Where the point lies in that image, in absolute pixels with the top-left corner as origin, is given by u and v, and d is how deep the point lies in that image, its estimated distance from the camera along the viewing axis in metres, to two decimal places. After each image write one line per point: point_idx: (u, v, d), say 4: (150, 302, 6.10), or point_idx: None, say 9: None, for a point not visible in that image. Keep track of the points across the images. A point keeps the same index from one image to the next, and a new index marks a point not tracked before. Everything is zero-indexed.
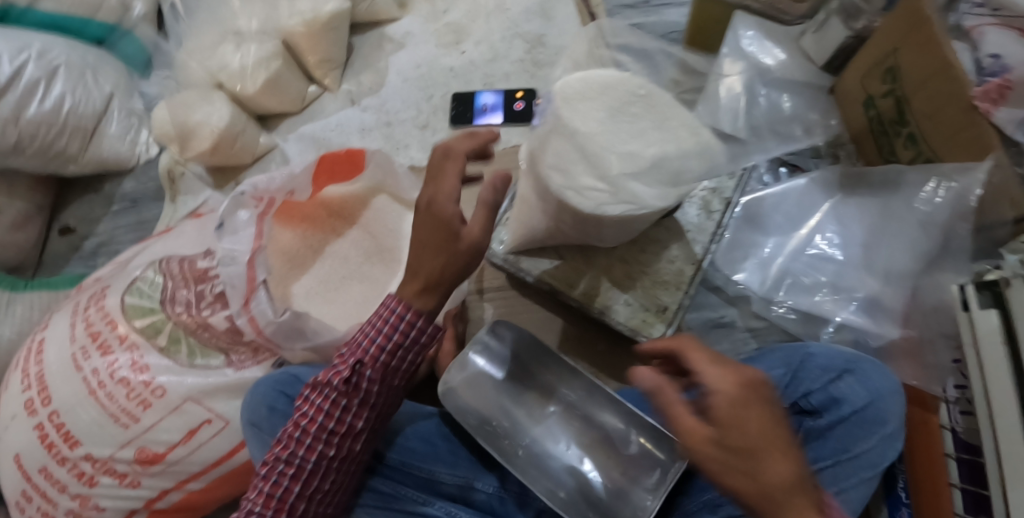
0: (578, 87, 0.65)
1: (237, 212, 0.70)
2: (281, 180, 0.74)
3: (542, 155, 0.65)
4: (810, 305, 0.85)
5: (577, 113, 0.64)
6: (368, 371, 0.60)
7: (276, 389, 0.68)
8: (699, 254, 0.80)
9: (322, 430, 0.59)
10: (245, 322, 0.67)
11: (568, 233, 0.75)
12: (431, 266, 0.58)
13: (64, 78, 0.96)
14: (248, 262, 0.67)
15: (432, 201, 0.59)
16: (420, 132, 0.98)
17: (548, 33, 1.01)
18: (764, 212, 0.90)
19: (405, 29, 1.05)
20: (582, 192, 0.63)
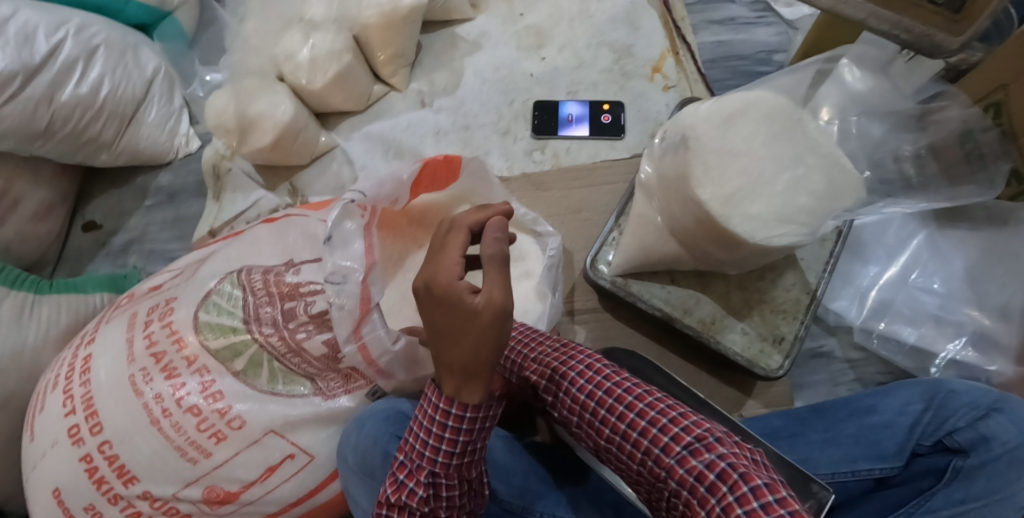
0: (726, 111, 0.60)
1: (345, 222, 0.62)
2: (389, 188, 0.67)
3: (692, 180, 0.59)
4: (914, 339, 0.81)
5: (724, 144, 0.59)
6: (455, 430, 0.53)
7: (390, 430, 0.60)
8: (815, 283, 0.74)
9: (433, 494, 0.55)
10: (355, 350, 0.59)
11: (695, 258, 0.70)
12: (461, 363, 0.51)
13: (103, 59, 0.85)
14: (362, 282, 0.59)
15: (433, 285, 0.51)
16: (501, 139, 0.92)
17: (635, 43, 0.96)
18: (865, 241, 0.86)
19: (480, 29, 0.99)
20: (747, 219, 0.57)
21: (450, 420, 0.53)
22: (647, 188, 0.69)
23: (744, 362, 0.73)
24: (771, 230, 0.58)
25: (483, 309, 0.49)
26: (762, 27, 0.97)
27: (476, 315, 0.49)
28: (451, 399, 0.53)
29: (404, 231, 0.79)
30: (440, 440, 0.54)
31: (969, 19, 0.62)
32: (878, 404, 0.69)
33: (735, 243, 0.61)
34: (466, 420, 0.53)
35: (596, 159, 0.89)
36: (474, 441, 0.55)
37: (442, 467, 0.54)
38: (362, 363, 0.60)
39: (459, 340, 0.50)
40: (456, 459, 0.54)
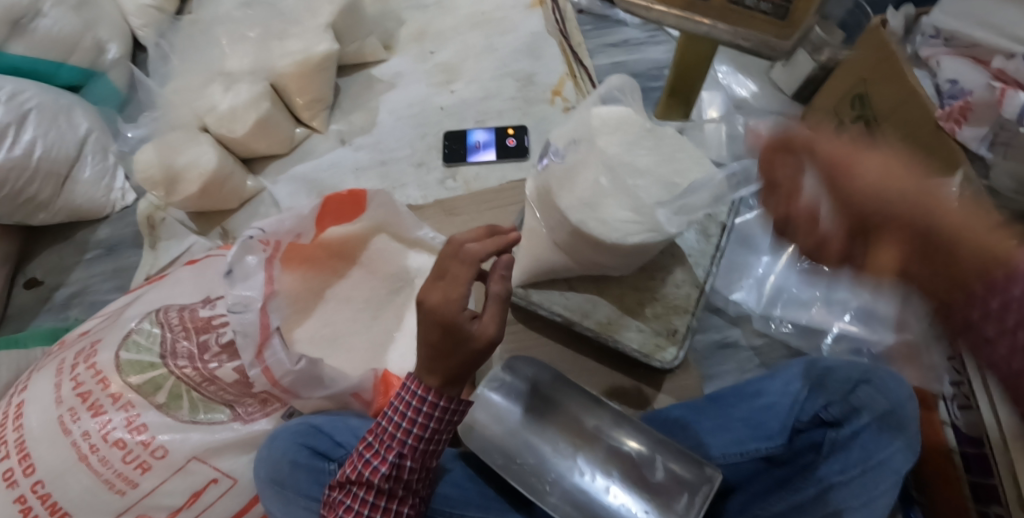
0: (582, 130, 0.66)
1: (246, 257, 0.68)
2: (290, 223, 0.74)
3: (560, 191, 0.64)
4: (807, 320, 0.86)
5: (592, 156, 0.65)
6: (430, 416, 0.59)
7: (298, 442, 0.66)
8: (702, 277, 0.80)
9: (394, 474, 0.59)
10: (258, 373, 0.64)
11: (584, 266, 0.75)
12: (442, 372, 0.57)
13: (35, 123, 0.91)
14: (261, 309, 0.65)
15: (436, 309, 0.54)
16: (416, 170, 0.98)
17: (537, 72, 1.04)
18: (756, 233, 0.91)
19: (393, 70, 1.06)
20: (607, 223, 0.63)
21: (425, 407, 0.58)
22: (531, 202, 0.75)
23: (641, 357, 0.78)
24: (631, 230, 0.64)
25: (478, 337, 0.55)
26: (653, 46, 1.05)
27: (477, 338, 0.55)
28: (432, 390, 0.58)
29: (323, 263, 0.84)
30: (416, 423, 0.59)
31: (793, 25, 0.70)
32: (764, 387, 0.74)
33: (604, 246, 0.67)
34: (439, 409, 0.58)
35: (504, 182, 0.95)
36: (441, 430, 0.60)
37: (408, 449, 0.59)
38: (267, 384, 0.65)
39: (450, 354, 0.56)
40: (421, 444, 0.59)
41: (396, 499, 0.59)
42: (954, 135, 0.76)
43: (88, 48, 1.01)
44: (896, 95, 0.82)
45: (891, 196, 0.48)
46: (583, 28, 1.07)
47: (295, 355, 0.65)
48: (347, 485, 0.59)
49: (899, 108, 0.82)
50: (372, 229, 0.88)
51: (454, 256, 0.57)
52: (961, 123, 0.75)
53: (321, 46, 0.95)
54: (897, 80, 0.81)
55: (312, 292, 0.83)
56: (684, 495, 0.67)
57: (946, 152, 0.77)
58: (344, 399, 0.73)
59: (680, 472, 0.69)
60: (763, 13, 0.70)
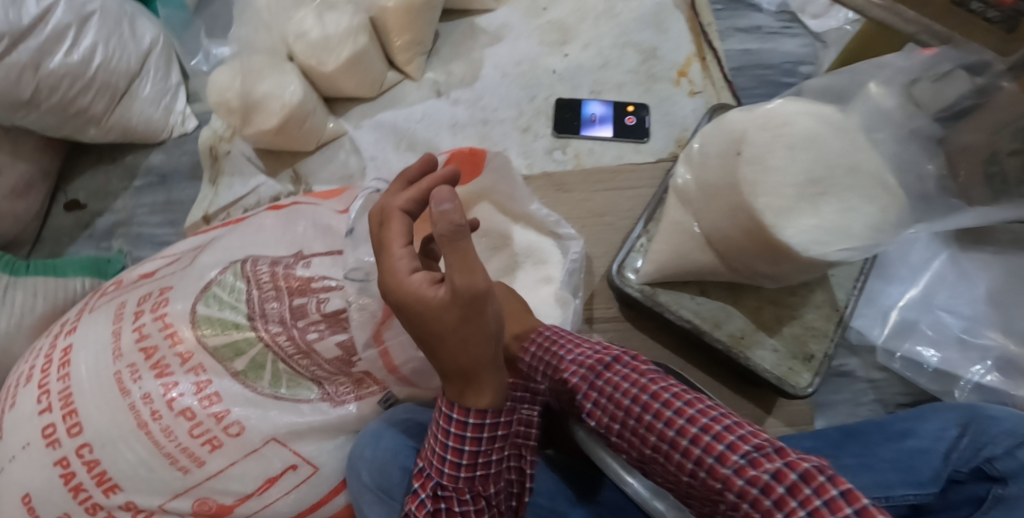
0: (768, 137, 0.56)
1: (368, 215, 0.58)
2: None
3: (751, 193, 0.55)
4: (936, 362, 0.79)
5: (773, 171, 0.55)
6: (470, 434, 0.50)
7: (410, 442, 0.56)
8: (844, 302, 0.72)
9: (440, 506, 0.51)
10: (374, 355, 0.54)
11: (732, 273, 0.66)
12: (478, 368, 0.47)
13: (97, 26, 0.78)
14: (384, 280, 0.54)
15: (395, 282, 0.47)
16: (521, 135, 0.87)
17: (663, 46, 0.92)
18: (889, 260, 0.83)
19: (500, 21, 0.94)
20: (803, 231, 0.54)
21: (457, 423, 0.50)
22: (684, 195, 0.66)
23: (773, 380, 0.70)
24: (828, 243, 0.54)
25: (450, 306, 0.45)
26: (788, 37, 0.94)
27: (428, 311, 0.46)
28: (454, 405, 0.50)
29: None
30: (454, 450, 0.50)
31: None
32: (916, 428, 0.67)
33: (781, 257, 0.58)
34: (467, 426, 0.50)
35: (621, 162, 0.85)
36: (489, 452, 0.51)
37: (449, 478, 0.51)
38: (381, 371, 0.56)
39: (458, 341, 0.46)
40: (464, 473, 0.51)
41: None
42: None
43: None
44: None
45: (457, 337, 0.46)
46: (713, 7, 0.96)
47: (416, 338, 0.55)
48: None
49: None
50: (474, 196, 0.77)
51: (437, 229, 0.43)
52: None
53: None
54: None
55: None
56: None
57: None
58: None
59: None
60: None
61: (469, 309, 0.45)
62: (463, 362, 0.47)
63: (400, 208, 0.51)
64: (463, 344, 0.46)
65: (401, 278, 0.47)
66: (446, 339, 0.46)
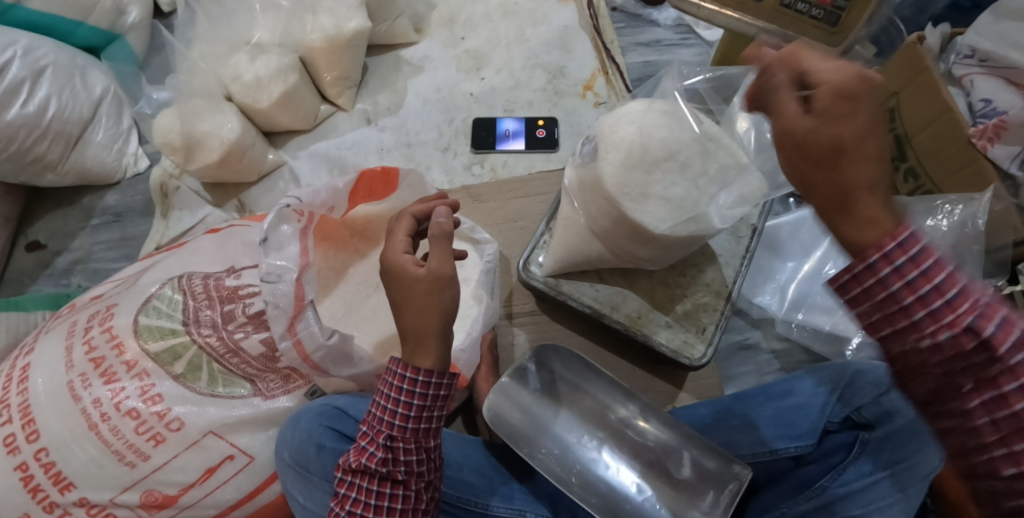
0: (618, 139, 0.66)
1: (281, 226, 0.66)
2: (325, 195, 0.73)
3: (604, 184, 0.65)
4: (830, 327, 0.85)
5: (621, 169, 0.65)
6: (420, 386, 0.55)
7: (325, 423, 0.64)
8: (732, 279, 0.79)
9: (390, 458, 0.55)
10: (290, 346, 0.62)
11: (620, 257, 0.74)
12: (423, 332, 0.55)
13: (50, 80, 0.87)
14: (295, 281, 0.63)
15: (385, 259, 0.59)
16: (442, 154, 0.97)
17: (569, 65, 1.03)
18: (782, 239, 0.90)
19: (422, 53, 1.05)
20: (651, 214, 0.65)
21: (409, 377, 0.55)
22: (571, 191, 0.74)
23: (669, 353, 0.77)
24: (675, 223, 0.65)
25: (421, 277, 0.56)
26: (684, 49, 1.04)
27: (405, 280, 0.57)
28: (409, 365, 0.55)
29: (346, 243, 0.82)
30: (405, 401, 0.55)
31: (844, 32, 0.73)
32: (794, 388, 0.74)
33: (648, 237, 0.67)
34: (421, 382, 0.55)
35: (532, 171, 0.95)
36: (432, 407, 0.56)
37: (398, 432, 0.56)
38: (297, 360, 0.63)
39: (416, 306, 0.55)
40: (412, 424, 0.56)
41: (402, 483, 0.55)
42: (986, 152, 0.75)
43: (108, 9, 0.96)
44: (928, 111, 0.80)
45: (418, 299, 0.55)
46: (616, 26, 1.06)
47: (326, 329, 0.63)
48: (357, 472, 0.56)
49: (927, 126, 0.80)
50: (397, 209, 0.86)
51: (431, 231, 0.58)
52: (994, 141, 0.74)
53: (353, 22, 0.93)
54: (930, 96, 0.79)
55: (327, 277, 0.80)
56: (710, 493, 0.66)
57: (976, 169, 0.77)
58: (367, 382, 0.71)
59: (705, 469, 0.67)
60: (815, 18, 0.73)
61: (435, 284, 0.55)
62: (412, 324, 0.55)
63: (412, 213, 0.64)
64: (419, 308, 0.55)
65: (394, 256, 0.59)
66: (409, 301, 0.56)
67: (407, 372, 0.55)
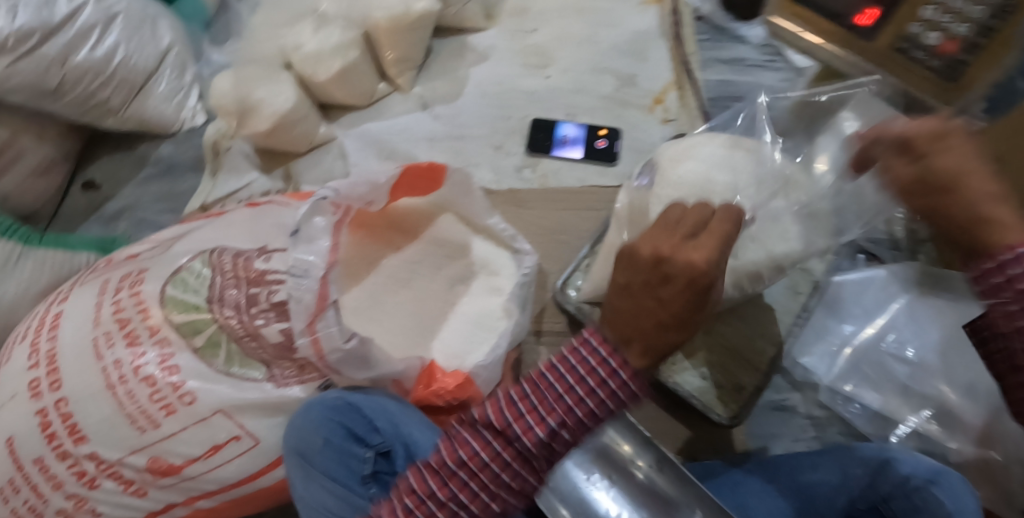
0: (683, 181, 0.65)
1: (314, 217, 0.65)
2: (363, 189, 0.71)
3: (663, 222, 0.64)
4: (879, 405, 0.79)
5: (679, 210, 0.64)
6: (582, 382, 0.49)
7: (329, 418, 0.63)
8: (784, 335, 0.75)
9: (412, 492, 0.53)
10: (308, 345, 0.61)
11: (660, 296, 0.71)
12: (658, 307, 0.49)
13: (120, 28, 0.88)
14: (321, 278, 0.61)
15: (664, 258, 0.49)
16: (493, 152, 0.93)
17: (639, 74, 0.97)
18: (843, 299, 0.85)
19: (489, 42, 1.01)
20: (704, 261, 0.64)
21: (585, 365, 0.49)
22: (621, 220, 0.71)
23: (699, 406, 0.73)
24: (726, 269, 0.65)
25: (691, 268, 0.48)
26: (768, 72, 0.96)
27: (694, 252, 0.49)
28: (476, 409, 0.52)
29: (381, 233, 0.82)
30: (524, 391, 0.50)
31: (962, 87, 0.67)
32: (827, 456, 0.68)
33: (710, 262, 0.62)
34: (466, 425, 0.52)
35: (583, 185, 0.90)
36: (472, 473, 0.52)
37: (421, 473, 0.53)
38: (314, 358, 0.62)
39: (650, 266, 0.50)
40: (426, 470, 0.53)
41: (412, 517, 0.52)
42: None
43: None
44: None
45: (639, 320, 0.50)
46: (698, 37, 0.99)
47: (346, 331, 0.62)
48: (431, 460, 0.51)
49: None
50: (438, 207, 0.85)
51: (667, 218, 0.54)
52: None
53: (421, 4, 0.89)
54: None
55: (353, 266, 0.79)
56: None
57: None
58: (384, 384, 0.70)
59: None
60: (930, 68, 0.67)
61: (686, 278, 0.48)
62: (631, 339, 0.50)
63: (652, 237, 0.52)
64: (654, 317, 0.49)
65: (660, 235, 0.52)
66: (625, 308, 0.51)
67: (570, 360, 0.50)
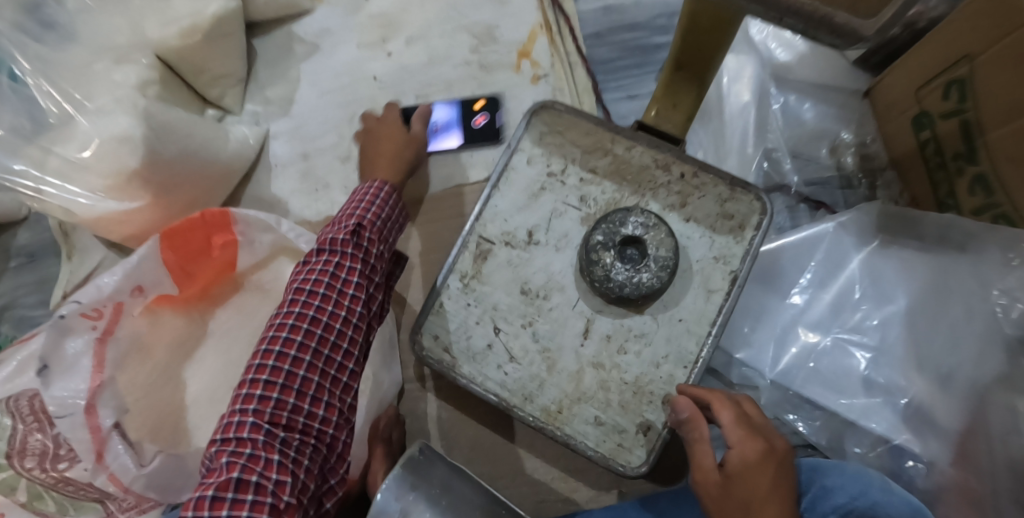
0: (524, 183, 0.63)
1: (65, 343, 0.54)
2: (119, 279, 0.58)
3: (488, 224, 0.63)
4: (833, 406, 0.62)
5: (503, 207, 0.63)
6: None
7: None
8: (697, 352, 0.58)
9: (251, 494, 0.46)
10: (106, 481, 0.52)
11: (511, 310, 0.61)
12: (768, 499, 0.45)
13: None
14: (88, 409, 0.52)
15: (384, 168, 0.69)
16: (343, 166, 0.78)
17: (501, 23, 0.78)
18: (782, 272, 0.67)
19: (320, 25, 0.81)
20: (528, 267, 0.61)
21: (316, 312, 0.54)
22: (474, 221, 0.63)
23: (599, 460, 0.58)
24: (553, 260, 0.61)
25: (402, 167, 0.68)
26: None
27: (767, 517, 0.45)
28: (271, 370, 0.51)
29: (197, 301, 0.70)
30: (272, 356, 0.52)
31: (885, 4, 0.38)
32: None
33: (171, 184, 0.68)
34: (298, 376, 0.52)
35: (449, 183, 0.75)
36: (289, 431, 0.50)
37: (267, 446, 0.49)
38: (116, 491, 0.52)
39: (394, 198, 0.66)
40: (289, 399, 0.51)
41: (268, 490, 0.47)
42: None
43: None
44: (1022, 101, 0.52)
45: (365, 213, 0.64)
46: None
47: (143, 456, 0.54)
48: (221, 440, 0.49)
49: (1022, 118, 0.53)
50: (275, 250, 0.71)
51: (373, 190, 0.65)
52: None
53: (213, 6, 0.71)
54: None
55: (180, 342, 0.69)
56: None
57: None
58: None
59: None
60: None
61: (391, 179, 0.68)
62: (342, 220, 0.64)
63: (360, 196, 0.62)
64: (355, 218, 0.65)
65: (684, 410, 0.48)
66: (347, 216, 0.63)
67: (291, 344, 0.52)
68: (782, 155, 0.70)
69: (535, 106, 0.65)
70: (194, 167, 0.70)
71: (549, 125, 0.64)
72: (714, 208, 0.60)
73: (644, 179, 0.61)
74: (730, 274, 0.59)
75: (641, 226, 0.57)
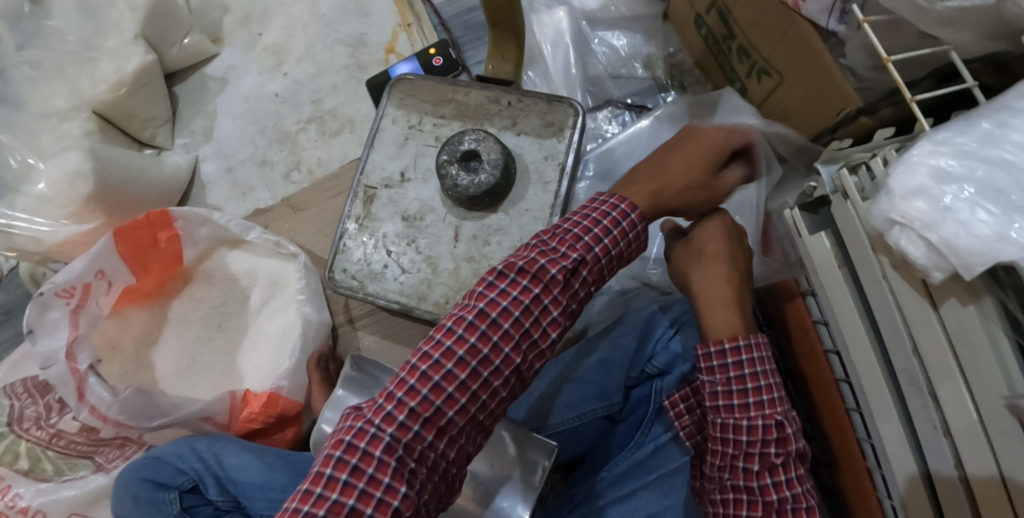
0: (391, 137, 0.78)
1: (46, 314, 0.70)
2: (81, 267, 0.72)
3: (370, 174, 0.77)
4: None
5: (378, 159, 0.77)
6: (760, 396, 0.48)
7: (138, 475, 0.63)
8: (543, 231, 0.72)
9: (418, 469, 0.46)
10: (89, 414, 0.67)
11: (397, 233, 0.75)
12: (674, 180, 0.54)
13: None
14: (66, 357, 0.69)
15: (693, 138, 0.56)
16: (261, 169, 0.93)
17: (368, 31, 0.95)
18: (618, 165, 0.80)
19: (226, 63, 0.98)
20: (404, 201, 0.76)
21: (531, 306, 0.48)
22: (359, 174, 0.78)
23: None
24: (424, 190, 0.76)
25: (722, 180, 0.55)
26: None
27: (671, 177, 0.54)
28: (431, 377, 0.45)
29: (154, 296, 0.83)
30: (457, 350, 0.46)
31: None
32: (598, 344, 0.69)
33: (124, 207, 0.83)
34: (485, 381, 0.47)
35: (346, 161, 0.92)
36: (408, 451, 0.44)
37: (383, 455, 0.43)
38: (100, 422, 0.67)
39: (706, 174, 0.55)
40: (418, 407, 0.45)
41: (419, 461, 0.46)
42: (800, 10, 0.60)
43: None
44: None
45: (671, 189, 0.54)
46: None
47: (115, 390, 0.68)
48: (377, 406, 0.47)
49: None
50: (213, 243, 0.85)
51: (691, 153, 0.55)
52: None
53: (133, 61, 0.86)
54: None
55: (145, 333, 0.82)
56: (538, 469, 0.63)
57: (796, 33, 0.62)
58: (200, 424, 0.72)
59: (525, 450, 0.64)
60: None
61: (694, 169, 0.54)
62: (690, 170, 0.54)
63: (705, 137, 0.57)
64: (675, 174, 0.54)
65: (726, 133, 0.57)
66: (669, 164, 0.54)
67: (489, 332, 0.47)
68: (604, 78, 0.87)
69: (392, 82, 0.80)
70: (138, 189, 0.85)
71: (405, 92, 0.79)
72: (538, 121, 0.75)
73: (482, 112, 0.76)
74: (558, 165, 0.73)
75: (474, 142, 0.71)
